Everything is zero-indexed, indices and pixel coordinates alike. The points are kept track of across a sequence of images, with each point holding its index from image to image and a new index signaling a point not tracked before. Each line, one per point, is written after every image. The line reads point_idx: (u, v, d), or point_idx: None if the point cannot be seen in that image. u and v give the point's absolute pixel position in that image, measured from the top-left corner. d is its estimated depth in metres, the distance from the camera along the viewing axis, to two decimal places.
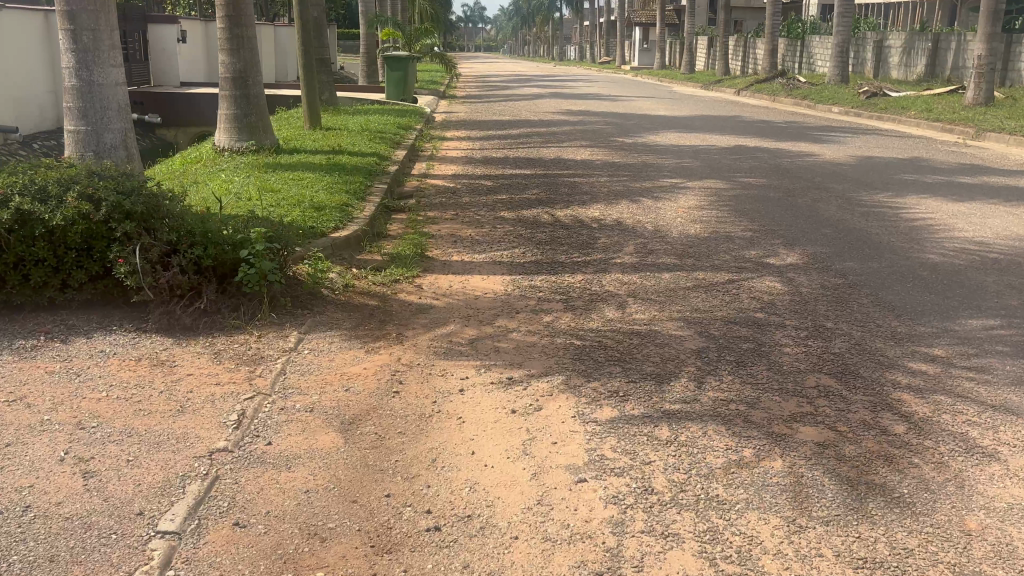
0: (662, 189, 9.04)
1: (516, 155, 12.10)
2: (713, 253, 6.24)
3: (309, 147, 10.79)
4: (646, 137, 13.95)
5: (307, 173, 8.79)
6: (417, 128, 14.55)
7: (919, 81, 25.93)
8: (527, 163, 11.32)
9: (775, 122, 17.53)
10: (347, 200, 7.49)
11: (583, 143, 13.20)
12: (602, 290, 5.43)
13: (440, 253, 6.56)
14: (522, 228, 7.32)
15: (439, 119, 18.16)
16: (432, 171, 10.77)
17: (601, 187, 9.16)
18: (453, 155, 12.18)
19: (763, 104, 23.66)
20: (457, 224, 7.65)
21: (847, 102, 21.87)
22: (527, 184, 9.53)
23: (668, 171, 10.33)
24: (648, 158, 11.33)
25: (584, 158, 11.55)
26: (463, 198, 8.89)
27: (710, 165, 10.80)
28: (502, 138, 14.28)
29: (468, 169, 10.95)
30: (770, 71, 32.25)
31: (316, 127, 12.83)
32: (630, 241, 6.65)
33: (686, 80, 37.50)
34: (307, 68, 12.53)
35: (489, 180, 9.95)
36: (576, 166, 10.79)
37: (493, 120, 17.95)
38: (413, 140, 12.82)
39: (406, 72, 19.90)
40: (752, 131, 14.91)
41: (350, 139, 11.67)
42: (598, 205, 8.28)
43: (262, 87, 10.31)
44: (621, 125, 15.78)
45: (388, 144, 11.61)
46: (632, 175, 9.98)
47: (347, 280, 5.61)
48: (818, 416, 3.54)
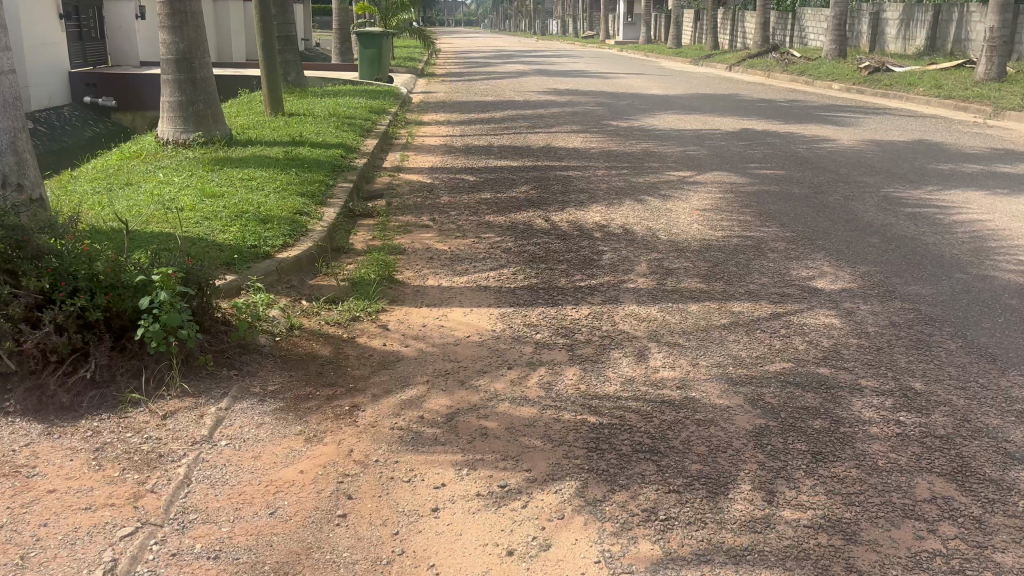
0: (669, 185, 7.93)
1: (501, 143, 10.93)
2: (744, 274, 5.14)
3: (266, 137, 9.58)
4: (642, 120, 12.80)
5: (258, 170, 7.60)
6: (392, 111, 13.32)
7: (919, 54, 24.90)
8: (514, 152, 10.17)
9: (777, 101, 16.41)
10: (300, 207, 6.33)
11: (574, 128, 12.03)
12: (614, 330, 4.31)
13: (412, 275, 5.42)
14: (512, 240, 6.19)
15: (416, 100, 16.90)
16: (407, 163, 9.59)
17: (600, 182, 8.04)
18: (432, 144, 10.99)
19: (758, 81, 22.54)
20: (434, 232, 6.50)
21: (848, 78, 20.76)
22: (516, 179, 8.39)
23: (671, 161, 9.22)
24: (647, 147, 10.19)
25: (577, 146, 10.41)
26: (441, 197, 7.74)
27: (718, 153, 9.69)
28: (485, 122, 13.07)
29: (447, 161, 9.78)
30: (762, 45, 31.11)
31: (278, 113, 11.60)
32: (642, 258, 5.53)
33: (674, 55, 36.25)
34: (266, 47, 11.28)
35: (471, 174, 8.80)
36: (569, 156, 9.65)
37: (475, 100, 16.71)
38: (386, 127, 11.62)
39: (381, 49, 18.57)
40: (755, 113, 13.79)
41: (313, 127, 10.45)
42: (597, 206, 7.16)
43: (210, 69, 9.08)
44: (614, 106, 14.61)
45: (357, 131, 10.40)
46: (634, 167, 8.86)
47: (291, 321, 4.46)
48: (952, 558, 2.46)
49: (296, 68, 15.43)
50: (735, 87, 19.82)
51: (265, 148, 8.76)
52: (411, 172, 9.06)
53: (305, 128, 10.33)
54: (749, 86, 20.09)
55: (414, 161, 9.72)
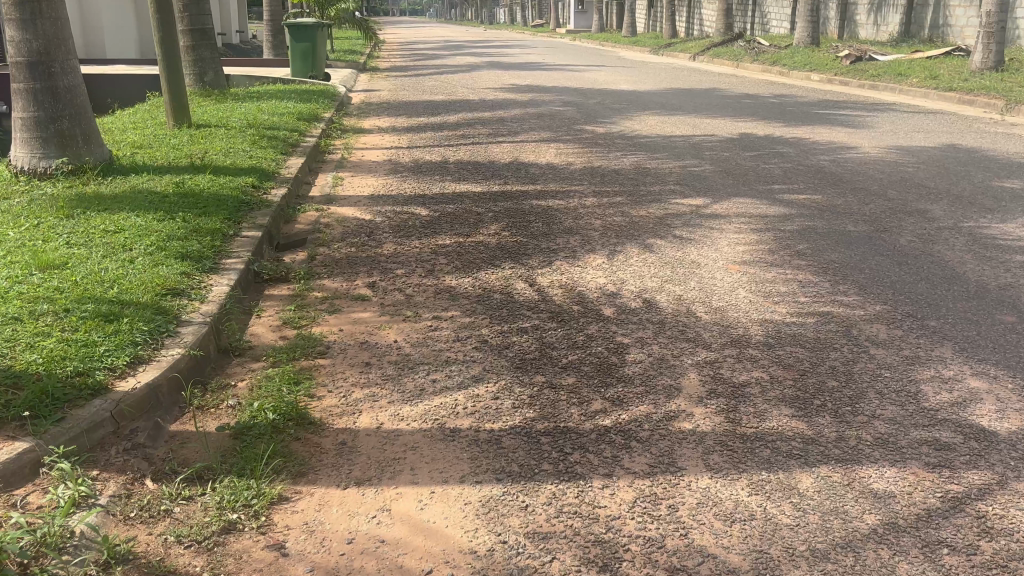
0: (683, 219, 6.10)
1: (458, 158, 9.01)
2: (854, 396, 3.31)
3: (159, 160, 7.52)
4: (620, 124, 11.00)
5: (132, 216, 5.58)
6: (325, 117, 11.30)
7: (894, 41, 23.58)
8: (474, 172, 8.26)
9: (761, 97, 14.75)
10: (174, 283, 4.33)
11: (542, 137, 10.18)
12: (689, 549, 2.45)
13: (337, 401, 3.48)
14: (485, 322, 4.28)
15: (357, 100, 14.88)
16: (342, 188, 7.62)
17: (592, 220, 6.19)
18: (373, 160, 9.04)
19: (730, 72, 20.95)
20: (373, 310, 4.56)
21: (826, 69, 19.23)
22: (482, 215, 6.50)
23: (672, 181, 7.42)
24: (638, 161, 8.38)
25: (552, 162, 8.55)
26: (386, 244, 5.81)
27: (726, 169, 7.93)
28: (436, 129, 11.13)
29: (393, 183, 7.86)
30: (725, 32, 29.62)
31: (184, 125, 9.49)
32: (686, 362, 3.68)
33: (630, 44, 34.58)
34: (165, 45, 9.19)
35: (423, 207, 6.88)
36: (545, 178, 7.80)
37: (423, 100, 14.72)
38: (317, 138, 9.62)
39: (315, 43, 16.44)
40: (746, 113, 12.09)
41: (224, 143, 8.41)
42: (594, 258, 5.29)
43: (79, 75, 7.00)
44: (583, 107, 12.81)
45: (279, 148, 8.39)
46: (631, 194, 7.00)
47: (110, 542, 2.49)
48: None
49: (213, 68, 13.29)
50: (708, 80, 18.16)
51: (152, 178, 6.71)
52: (346, 203, 7.09)
53: (213, 146, 8.28)
54: (723, 79, 18.45)
55: (351, 185, 7.76)
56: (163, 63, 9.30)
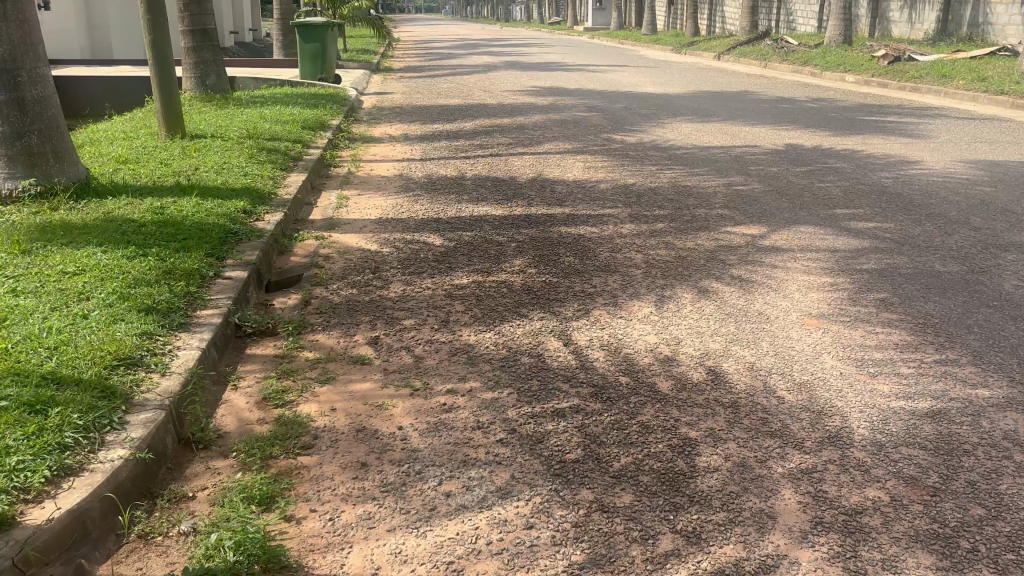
0: (738, 255, 5.25)
1: (476, 173, 8.19)
2: (1012, 533, 2.47)
3: (144, 178, 6.75)
4: (650, 132, 10.15)
5: (98, 253, 4.80)
6: (333, 125, 10.51)
7: (931, 40, 22.62)
8: (494, 191, 7.43)
9: (799, 101, 13.86)
10: (131, 349, 3.53)
11: (567, 148, 9.34)
12: None
13: (323, 526, 2.66)
14: (512, 399, 3.45)
15: (368, 104, 14.09)
16: (347, 211, 6.82)
17: (632, 255, 5.35)
18: (383, 176, 8.23)
19: (759, 73, 20.05)
20: (374, 378, 3.74)
21: (862, 69, 18.29)
22: (505, 247, 5.67)
23: (719, 204, 6.57)
24: (677, 178, 7.53)
25: (581, 178, 7.72)
26: (394, 284, 5.00)
27: (777, 189, 7.08)
28: (451, 138, 10.32)
29: (404, 204, 7.04)
30: (751, 30, 28.68)
31: (177, 135, 8.73)
32: (775, 472, 2.84)
33: (651, 42, 33.65)
34: (157, 49, 8.43)
35: (437, 234, 6.07)
36: (574, 199, 6.96)
37: (438, 104, 13.90)
38: (322, 150, 8.83)
39: (325, 44, 15.65)
40: (786, 120, 11.22)
41: (219, 158, 7.63)
42: (640, 306, 4.45)
43: (50, 84, 6.22)
44: (610, 112, 11.98)
45: (279, 163, 7.61)
46: (673, 220, 6.15)
47: None
48: None
49: (216, 71, 12.51)
50: (738, 81, 17.26)
51: (130, 202, 5.93)
52: (350, 229, 6.29)
53: (206, 161, 7.50)
54: (754, 81, 17.55)
55: (357, 207, 6.95)
56: (155, 67, 8.54)
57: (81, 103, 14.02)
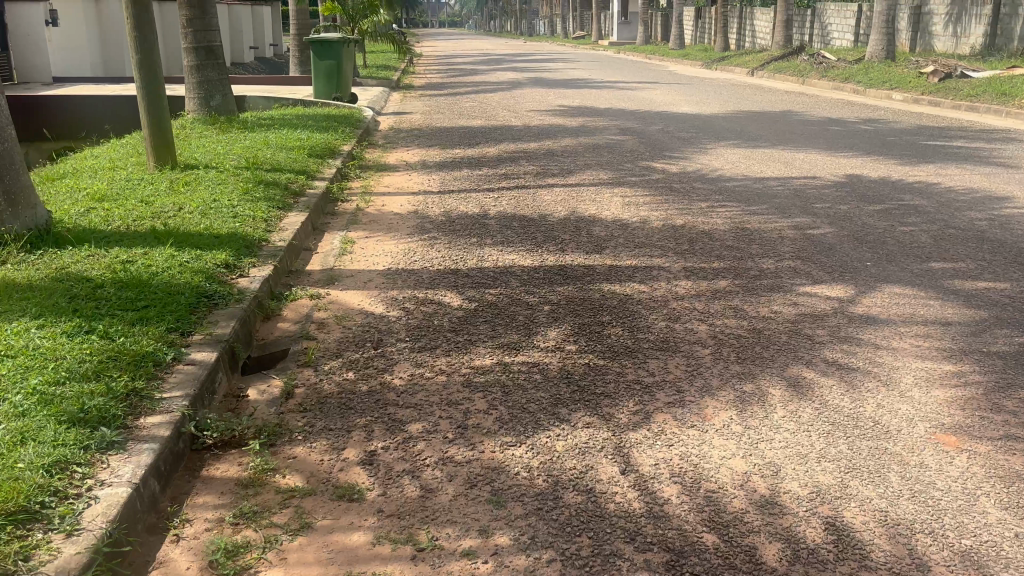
0: (825, 329, 4.23)
1: (501, 210, 7.22)
2: None
3: (118, 220, 5.84)
4: (693, 159, 9.15)
5: (32, 329, 3.87)
6: (344, 151, 9.61)
7: (978, 55, 21.51)
8: (522, 232, 6.45)
9: (849, 122, 12.80)
10: (27, 493, 2.57)
11: (602, 179, 8.36)
12: None
13: None
14: (554, 572, 2.46)
15: (385, 126, 13.20)
16: (351, 259, 5.87)
17: (694, 326, 4.34)
18: (396, 213, 7.29)
19: (799, 90, 19.01)
20: (364, 525, 2.76)
21: (911, 87, 17.16)
22: (537, 311, 4.69)
23: (788, 254, 5.56)
24: (733, 218, 6.52)
25: (622, 216, 6.73)
26: (399, 366, 4.02)
27: (853, 232, 6.05)
28: (473, 165, 9.38)
29: (419, 250, 6.08)
30: (785, 46, 27.68)
31: (167, 164, 7.81)
32: None
33: (680, 57, 32.63)
34: (145, 68, 7.57)
35: (455, 292, 5.09)
36: (615, 244, 5.96)
37: (459, 125, 12.97)
38: (328, 183, 7.91)
39: (341, 61, 14.79)
40: (844, 145, 10.18)
41: (209, 194, 6.73)
42: (713, 407, 3.44)
43: (4, 113, 5.34)
44: (647, 136, 11.01)
45: (276, 201, 6.69)
46: (736, 276, 5.14)
47: None
48: None
49: (222, 91, 11.66)
50: (779, 100, 16.19)
51: (92, 254, 5.01)
52: (353, 283, 5.33)
53: (194, 198, 6.59)
54: (794, 99, 16.54)
55: (364, 253, 6.01)
56: (143, 90, 7.67)
57: (82, 126, 13.24)
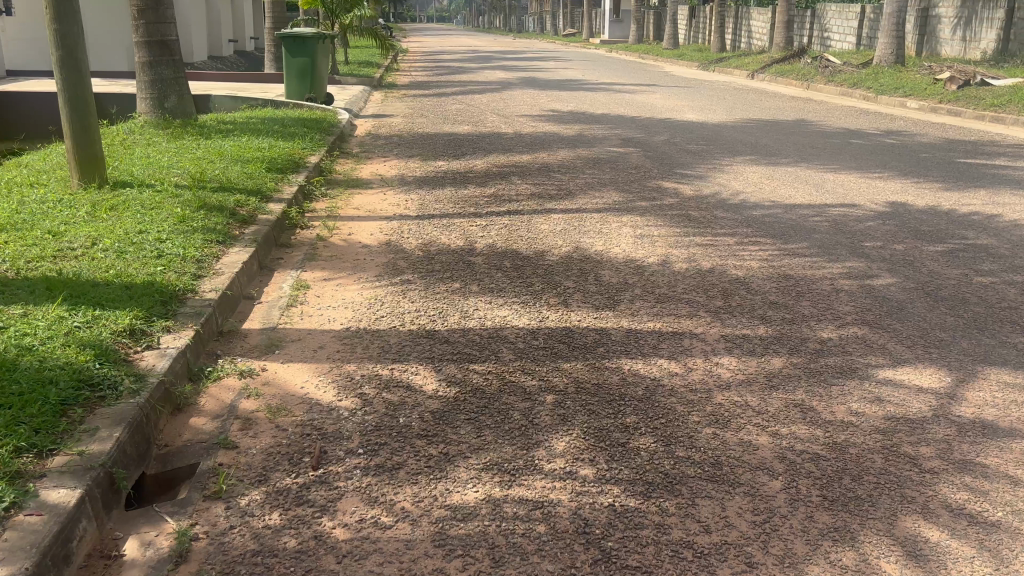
0: (931, 444, 3.11)
1: (489, 243, 6.06)
2: None
3: (8, 262, 4.65)
4: (709, 180, 8.02)
5: None
6: (311, 163, 8.43)
7: (991, 61, 20.51)
8: (515, 276, 5.30)
9: (871, 133, 11.72)
10: None
11: (606, 203, 7.22)
12: None
13: None
14: None
15: (363, 131, 12.01)
16: (302, 314, 4.69)
17: (751, 436, 3.20)
18: (364, 245, 6.11)
19: (806, 95, 17.94)
20: None
21: (926, 95, 16.10)
22: (537, 401, 3.54)
23: (849, 317, 4.43)
24: (769, 262, 5.40)
25: (635, 255, 5.59)
26: (345, 501, 2.86)
27: (922, 284, 4.94)
28: (458, 182, 8.22)
29: (387, 300, 4.91)
30: (785, 48, 26.62)
31: (93, 180, 6.63)
32: None
33: (675, 57, 31.57)
34: (67, 66, 6.34)
35: (430, 368, 3.93)
36: (629, 296, 4.81)
37: (444, 132, 11.79)
38: (287, 205, 6.75)
39: (316, 59, 13.58)
40: (874, 163, 9.09)
41: (136, 223, 5.55)
42: None
43: None
44: (652, 149, 9.88)
45: (217, 233, 5.52)
46: (791, 350, 4.00)
47: None
48: None
49: (178, 92, 10.45)
50: (787, 107, 15.09)
51: None
52: (299, 351, 4.17)
53: (115, 229, 5.41)
54: (805, 106, 15.47)
55: (318, 304, 4.84)
56: (66, 92, 6.45)
57: (28, 127, 11.96)
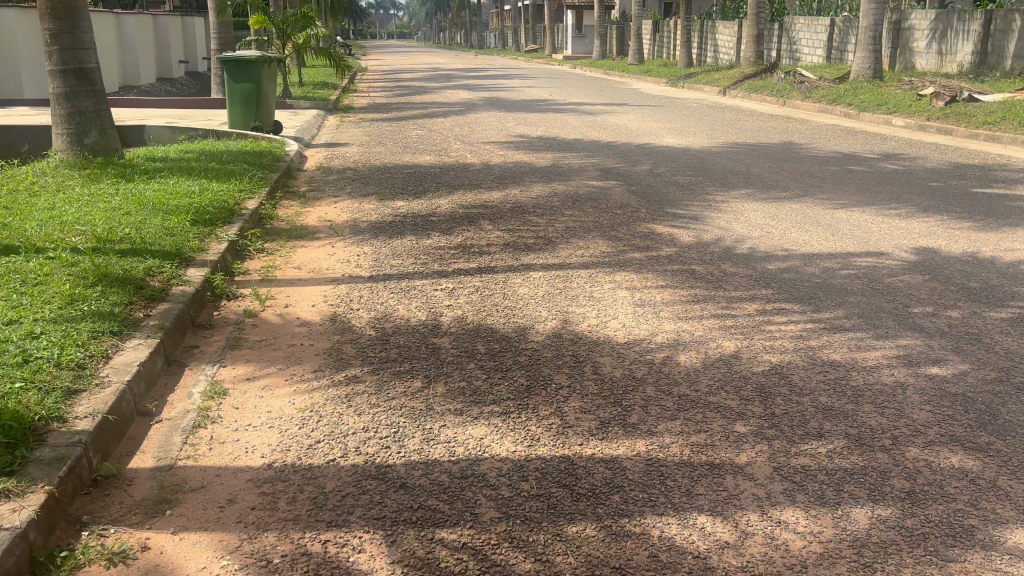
0: None
1: (458, 316, 4.97)
2: None
3: None
4: (706, 222, 7.00)
5: None
6: (248, 210, 7.27)
7: (969, 74, 19.93)
8: (492, 366, 4.20)
9: (867, 158, 10.84)
10: None
11: (593, 254, 6.16)
12: None
13: None
14: None
15: (313, 163, 10.86)
16: (212, 442, 3.54)
17: None
18: (304, 322, 4.97)
19: (784, 113, 17.13)
20: None
21: (912, 112, 15.32)
22: None
23: (929, 428, 3.40)
24: (805, 341, 4.36)
25: (639, 333, 4.53)
26: None
27: (1004, 370, 3.94)
28: (419, 228, 7.12)
29: (326, 413, 3.77)
30: (755, 62, 25.93)
31: None
32: None
33: (642, 73, 30.78)
34: None
35: (381, 538, 2.80)
36: (640, 399, 3.73)
37: (402, 163, 10.68)
38: (212, 269, 5.59)
39: (261, 84, 12.41)
40: (885, 195, 8.16)
41: (8, 309, 4.35)
42: None
43: None
44: (636, 182, 8.87)
45: (112, 321, 4.35)
46: (875, 494, 2.95)
47: None
48: None
49: (100, 125, 9.21)
50: (768, 128, 14.21)
51: None
52: (199, 510, 3.02)
53: None
54: (787, 126, 14.62)
55: (235, 425, 3.68)
56: None
57: None
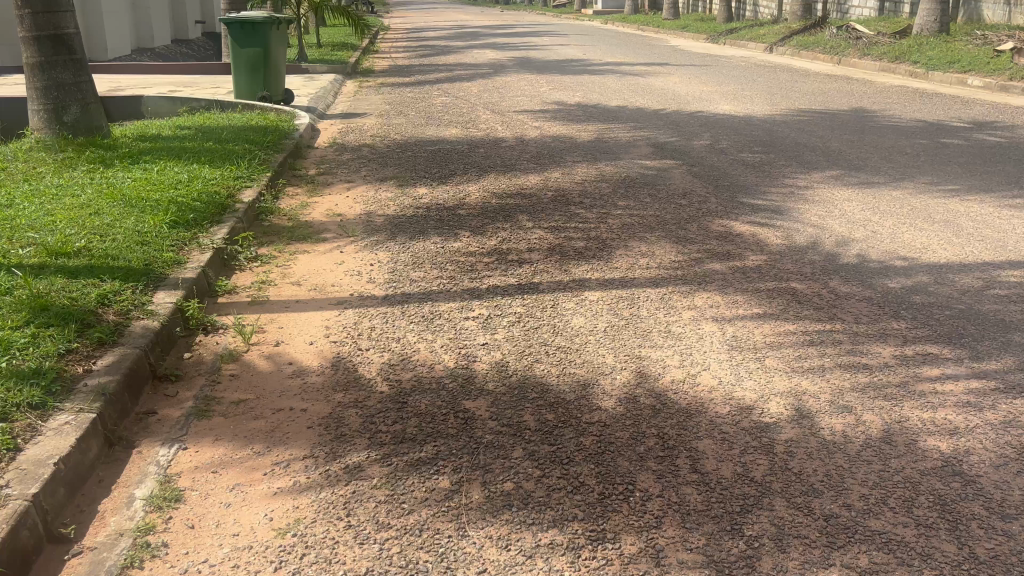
0: None
1: (497, 362, 3.80)
2: None
3: None
4: (793, 217, 5.75)
5: None
6: (241, 203, 6.10)
7: None
8: (549, 454, 3.03)
9: (955, 127, 9.47)
10: None
11: (662, 265, 4.94)
12: None
13: None
14: None
15: (325, 138, 9.68)
16: None
17: None
18: (299, 370, 3.83)
19: (843, 73, 15.64)
20: None
21: (991, 70, 13.77)
22: None
23: None
24: (979, 417, 3.15)
25: (746, 398, 3.33)
26: None
27: None
28: (446, 225, 5.93)
29: (316, 541, 2.63)
30: (803, 15, 24.20)
31: None
32: None
33: (680, 29, 29.08)
34: None
35: None
36: (770, 529, 2.56)
37: (426, 138, 9.46)
38: (186, 290, 4.45)
39: (268, 48, 11.17)
40: (998, 177, 6.85)
41: None
42: None
43: None
44: (697, 161, 7.60)
45: (35, 386, 3.22)
46: None
47: None
48: None
49: (81, 98, 8.08)
50: (831, 91, 12.78)
51: None
52: None
53: None
54: (850, 87, 13.18)
55: (184, 563, 2.55)
56: None
57: None
